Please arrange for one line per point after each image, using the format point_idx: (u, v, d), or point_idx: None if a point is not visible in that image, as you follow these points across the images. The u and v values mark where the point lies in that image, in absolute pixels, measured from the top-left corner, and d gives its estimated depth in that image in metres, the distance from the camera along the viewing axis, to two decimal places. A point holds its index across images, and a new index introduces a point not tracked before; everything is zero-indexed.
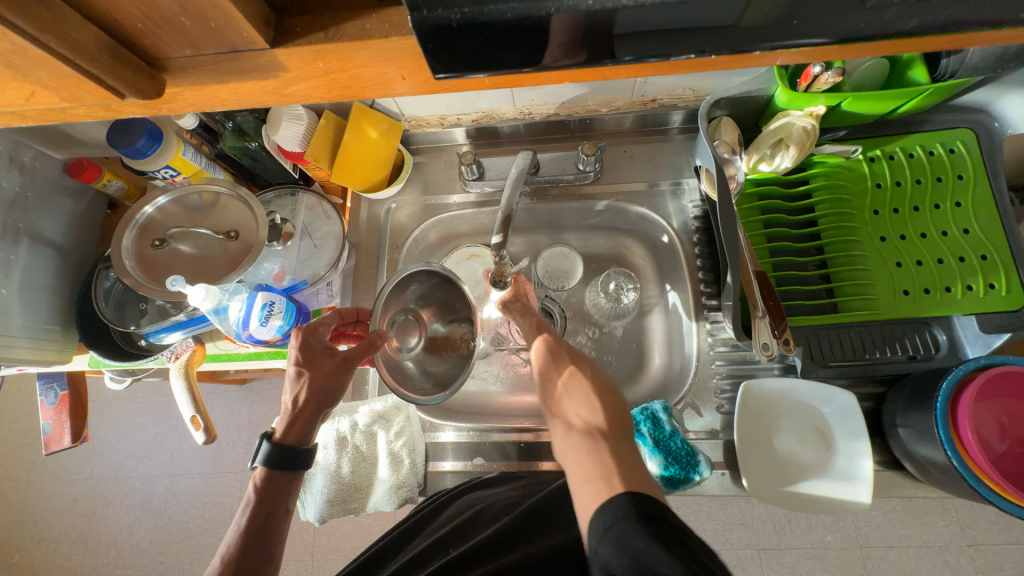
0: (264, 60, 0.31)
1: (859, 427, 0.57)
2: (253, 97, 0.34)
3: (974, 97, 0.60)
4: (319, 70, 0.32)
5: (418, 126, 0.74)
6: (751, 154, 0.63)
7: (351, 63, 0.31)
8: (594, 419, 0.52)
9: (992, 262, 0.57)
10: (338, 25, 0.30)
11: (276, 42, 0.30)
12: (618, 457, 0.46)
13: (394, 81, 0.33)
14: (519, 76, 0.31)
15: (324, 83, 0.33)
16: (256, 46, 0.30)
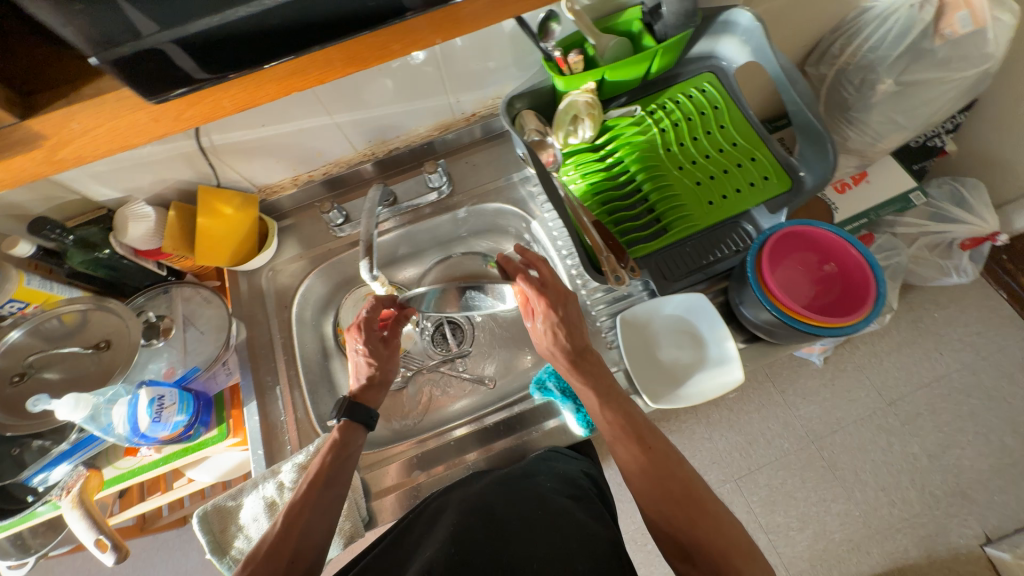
0: (20, 133, 0.35)
1: (711, 313, 0.64)
2: (28, 171, 0.37)
3: (702, 48, 0.75)
4: (77, 132, 0.36)
5: (274, 192, 0.77)
6: (558, 133, 0.70)
7: (103, 120, 0.37)
8: (645, 481, 0.55)
9: (759, 160, 0.71)
10: (77, 91, 0.36)
11: (25, 116, 0.35)
12: (678, 504, 0.53)
13: (148, 125, 0.39)
14: (248, 91, 0.40)
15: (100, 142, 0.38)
16: (7, 122, 0.34)
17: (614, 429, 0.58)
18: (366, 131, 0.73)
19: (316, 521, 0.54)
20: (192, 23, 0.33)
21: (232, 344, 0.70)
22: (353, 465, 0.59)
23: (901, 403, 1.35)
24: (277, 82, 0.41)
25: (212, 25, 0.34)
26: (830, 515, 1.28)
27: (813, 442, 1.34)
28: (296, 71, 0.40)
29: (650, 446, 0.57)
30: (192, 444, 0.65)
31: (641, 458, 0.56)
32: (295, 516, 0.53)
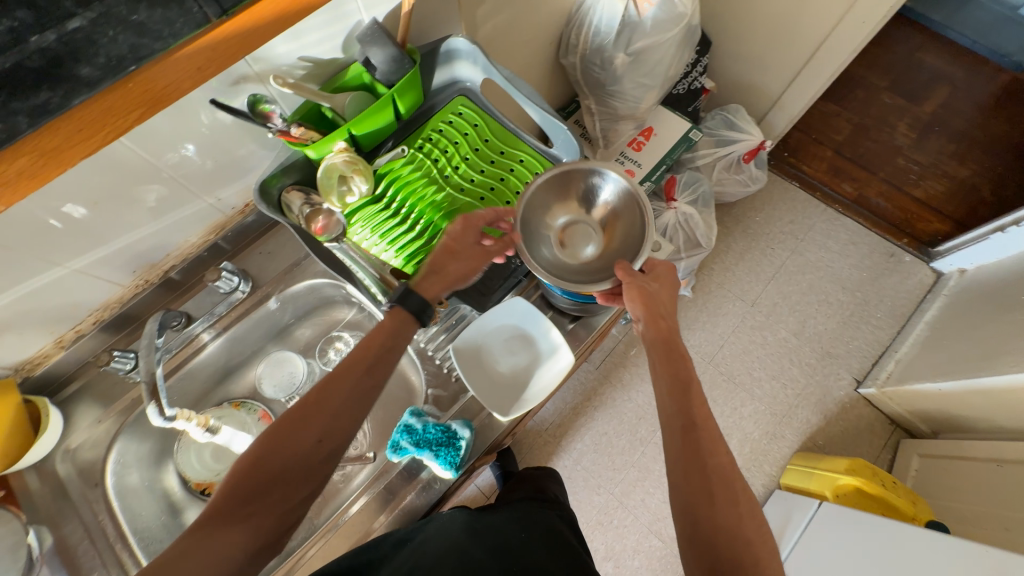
0: None
1: (525, 310, 0.68)
2: None
3: (443, 76, 0.79)
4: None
5: (39, 364, 0.66)
6: (331, 197, 0.69)
7: None
8: (693, 476, 0.47)
9: (527, 160, 0.77)
10: None
11: None
12: (732, 517, 0.45)
13: None
14: None
15: None
16: None
17: (683, 412, 0.51)
18: (123, 263, 0.66)
19: (330, 432, 0.49)
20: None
21: (37, 558, 0.59)
22: (397, 354, 0.54)
23: (760, 300, 1.55)
24: None
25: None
26: (745, 418, 1.43)
27: (710, 362, 1.49)
28: None
29: (709, 437, 0.49)
30: None
31: (705, 444, 0.49)
32: (298, 439, 0.48)
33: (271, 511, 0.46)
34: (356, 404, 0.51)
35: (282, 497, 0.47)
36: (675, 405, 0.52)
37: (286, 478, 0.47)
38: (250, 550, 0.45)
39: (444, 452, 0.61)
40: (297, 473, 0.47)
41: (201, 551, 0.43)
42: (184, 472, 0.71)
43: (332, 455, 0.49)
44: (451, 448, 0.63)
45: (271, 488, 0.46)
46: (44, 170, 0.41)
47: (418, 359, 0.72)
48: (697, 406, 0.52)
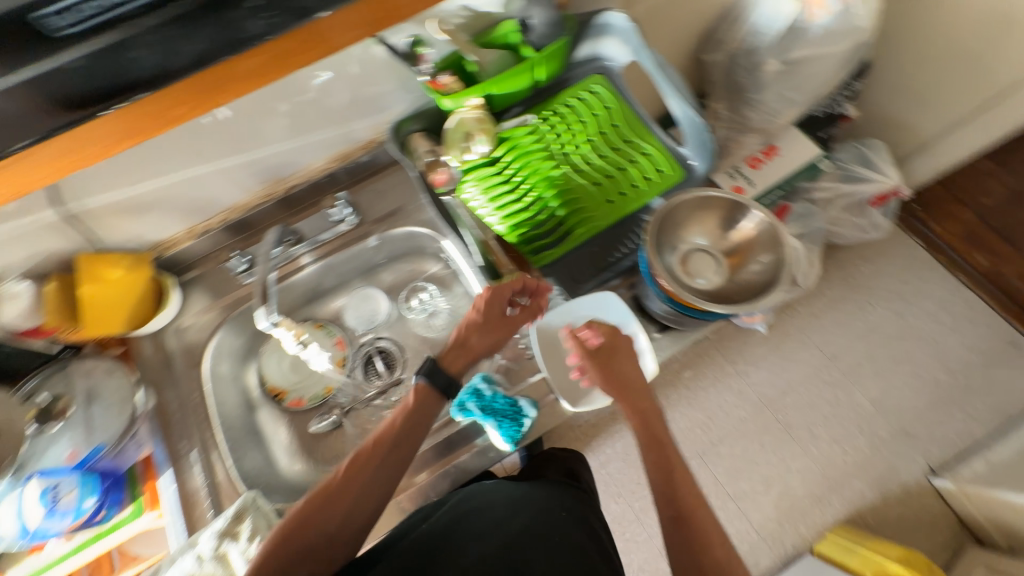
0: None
1: (617, 308, 0.66)
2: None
3: (587, 50, 0.76)
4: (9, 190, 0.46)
5: (170, 247, 0.73)
6: (451, 153, 0.68)
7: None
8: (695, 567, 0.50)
9: (653, 155, 0.73)
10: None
11: None
12: None
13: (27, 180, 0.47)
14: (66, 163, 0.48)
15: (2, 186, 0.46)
16: None
17: (685, 503, 0.53)
18: (257, 172, 0.71)
19: (350, 517, 0.53)
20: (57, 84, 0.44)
21: (140, 415, 0.65)
22: (422, 432, 0.57)
23: (842, 357, 1.42)
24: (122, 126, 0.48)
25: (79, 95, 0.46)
26: (792, 475, 1.33)
27: (768, 407, 1.39)
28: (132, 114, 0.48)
29: (694, 531, 0.51)
30: (105, 526, 0.61)
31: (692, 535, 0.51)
32: (298, 536, 0.51)
33: (312, 566, 0.51)
34: (392, 466, 0.55)
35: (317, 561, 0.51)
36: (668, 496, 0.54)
37: (316, 553, 0.51)
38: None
39: (506, 424, 0.62)
40: (337, 529, 0.52)
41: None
42: (265, 374, 0.77)
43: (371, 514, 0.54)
44: (513, 422, 0.63)
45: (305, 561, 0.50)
46: (279, 69, 0.50)
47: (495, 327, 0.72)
48: (689, 493, 0.54)
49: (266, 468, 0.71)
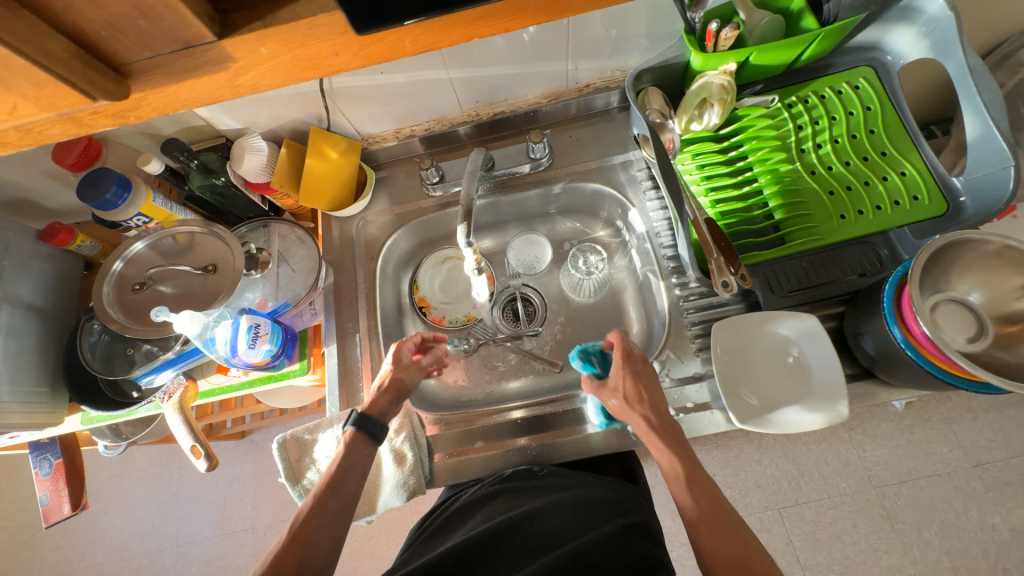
0: (214, 54, 0.28)
1: (820, 338, 0.57)
2: (208, 96, 0.30)
3: (867, 37, 0.65)
4: (263, 58, 0.29)
5: (376, 143, 0.78)
6: (681, 117, 0.65)
7: (286, 47, 0.28)
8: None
9: (912, 176, 0.62)
10: (274, 11, 0.27)
11: (223, 35, 0.27)
12: None
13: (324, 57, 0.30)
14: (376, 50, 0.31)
15: (268, 71, 0.30)
16: (205, 41, 0.27)
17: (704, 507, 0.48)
18: (476, 91, 0.71)
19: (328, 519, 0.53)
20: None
21: (320, 286, 0.72)
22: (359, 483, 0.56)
23: (1006, 484, 1.00)
24: (462, 28, 0.31)
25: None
26: (880, 568, 1.00)
27: (874, 487, 1.04)
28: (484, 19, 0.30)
29: (722, 519, 0.47)
30: (276, 372, 0.69)
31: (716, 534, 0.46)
32: (303, 526, 0.51)
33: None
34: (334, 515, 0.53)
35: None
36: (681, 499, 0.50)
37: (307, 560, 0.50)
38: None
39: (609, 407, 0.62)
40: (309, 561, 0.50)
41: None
42: (416, 284, 0.80)
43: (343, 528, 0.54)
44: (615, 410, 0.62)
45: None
46: None
47: (665, 314, 0.68)
48: (706, 490, 0.49)
49: None
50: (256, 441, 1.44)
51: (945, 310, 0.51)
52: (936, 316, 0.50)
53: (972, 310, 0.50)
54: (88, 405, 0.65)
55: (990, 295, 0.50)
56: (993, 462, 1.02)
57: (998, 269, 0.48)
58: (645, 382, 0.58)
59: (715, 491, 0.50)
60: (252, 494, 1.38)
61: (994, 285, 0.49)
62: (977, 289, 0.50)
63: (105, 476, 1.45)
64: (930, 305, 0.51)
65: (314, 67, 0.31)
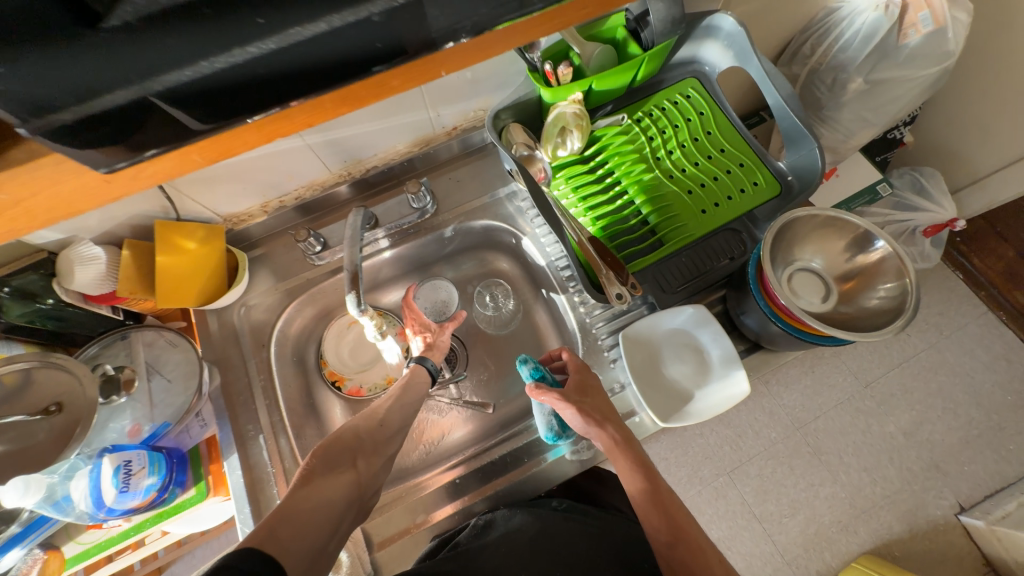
0: None
1: (717, 329, 0.62)
2: None
3: (685, 53, 0.74)
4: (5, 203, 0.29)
5: (242, 221, 0.71)
6: (546, 146, 0.68)
7: (28, 187, 0.29)
8: None
9: (748, 166, 0.71)
10: (3, 150, 0.28)
11: None
12: None
13: (72, 196, 0.30)
14: (139, 176, 0.31)
15: (23, 215, 0.31)
16: None
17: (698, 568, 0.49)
18: (340, 152, 0.68)
19: (382, 427, 0.57)
20: (107, 94, 0.25)
21: (205, 393, 0.63)
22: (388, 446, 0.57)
23: (890, 395, 1.16)
24: (257, 129, 0.32)
25: (134, 98, 0.25)
26: (819, 500, 1.09)
27: (799, 429, 1.14)
28: (271, 120, 0.31)
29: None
30: (167, 508, 0.59)
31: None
32: (348, 432, 0.54)
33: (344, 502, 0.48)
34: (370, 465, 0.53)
35: (361, 462, 0.52)
36: (668, 555, 0.51)
37: (363, 448, 0.54)
38: (350, 498, 0.49)
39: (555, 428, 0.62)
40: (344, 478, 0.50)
41: (313, 495, 0.46)
42: (324, 357, 0.74)
43: (398, 436, 0.58)
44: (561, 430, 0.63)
45: (354, 455, 0.52)
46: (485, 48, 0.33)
47: (576, 333, 0.70)
48: (693, 546, 0.51)
49: None
50: (178, 574, 1.22)
51: (799, 278, 0.58)
52: (793, 283, 0.58)
53: (820, 273, 0.58)
54: None
55: (830, 258, 0.57)
56: (877, 380, 1.17)
57: (827, 236, 0.56)
58: (597, 407, 0.58)
59: (708, 551, 0.50)
60: None
61: (832, 249, 0.57)
62: (821, 255, 0.58)
63: None
64: (788, 274, 0.58)
65: (78, 201, 0.31)
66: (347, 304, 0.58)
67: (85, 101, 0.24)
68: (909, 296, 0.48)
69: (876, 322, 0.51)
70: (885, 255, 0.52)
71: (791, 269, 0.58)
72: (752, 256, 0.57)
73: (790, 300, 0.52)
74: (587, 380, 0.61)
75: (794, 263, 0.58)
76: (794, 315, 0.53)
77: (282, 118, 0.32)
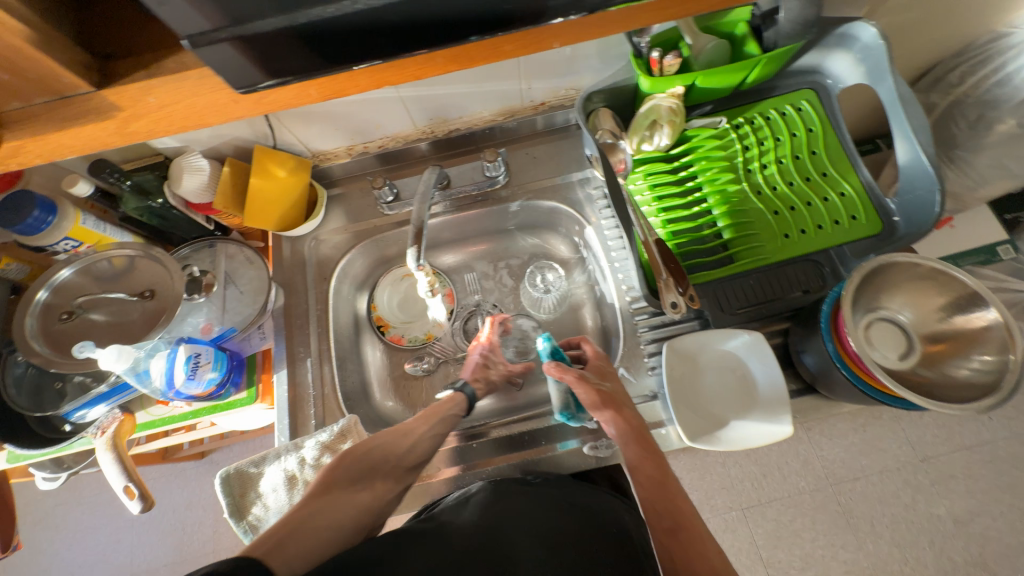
0: (97, 103, 0.29)
1: (769, 359, 0.59)
2: (102, 141, 0.30)
3: (807, 61, 0.67)
4: (152, 108, 0.29)
5: (327, 160, 0.75)
6: (632, 137, 0.66)
7: (183, 99, 0.29)
8: None
9: (849, 197, 0.65)
10: (157, 61, 0.29)
11: (102, 84, 0.28)
12: None
13: (207, 114, 0.31)
14: (254, 104, 0.31)
15: (164, 119, 0.30)
16: (82, 90, 0.28)
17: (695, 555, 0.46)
18: (429, 109, 0.70)
19: (410, 450, 0.58)
20: (260, 20, 0.26)
21: (268, 310, 0.69)
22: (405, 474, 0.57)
23: (948, 476, 1.01)
24: (372, 75, 0.33)
25: (283, 26, 0.26)
26: (835, 561, 1.03)
27: (831, 485, 1.02)
28: (389, 69, 0.32)
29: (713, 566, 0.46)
30: (221, 402, 0.66)
31: None
32: (373, 450, 0.56)
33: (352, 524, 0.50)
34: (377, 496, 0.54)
35: (378, 482, 0.55)
36: (665, 542, 0.48)
37: (381, 472, 0.55)
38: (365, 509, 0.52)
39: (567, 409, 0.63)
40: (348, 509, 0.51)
41: (325, 513, 0.49)
42: (375, 303, 0.79)
43: (421, 463, 0.58)
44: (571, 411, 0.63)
45: (370, 476, 0.54)
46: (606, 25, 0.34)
47: (620, 333, 0.68)
48: (695, 542, 0.48)
49: (361, 394, 0.73)
50: (217, 462, 1.38)
51: (878, 327, 0.53)
52: (871, 332, 0.53)
53: (906, 327, 0.52)
54: (11, 445, 0.60)
55: (923, 312, 0.51)
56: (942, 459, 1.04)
57: (924, 289, 0.50)
58: (616, 393, 0.60)
59: (708, 543, 0.48)
60: (212, 517, 1.32)
61: (927, 304, 0.51)
62: (914, 307, 0.52)
63: (50, 505, 1.36)
64: (868, 320, 0.53)
65: (209, 114, 0.31)
66: (409, 253, 0.60)
67: (246, 23, 0.26)
68: (1009, 376, 0.43)
69: (960, 395, 0.46)
70: (990, 323, 0.45)
71: (872, 316, 0.54)
72: (830, 292, 0.53)
73: (861, 350, 0.48)
74: (605, 368, 0.64)
75: (876, 310, 0.53)
76: (866, 367, 0.48)
77: (396, 68, 0.33)
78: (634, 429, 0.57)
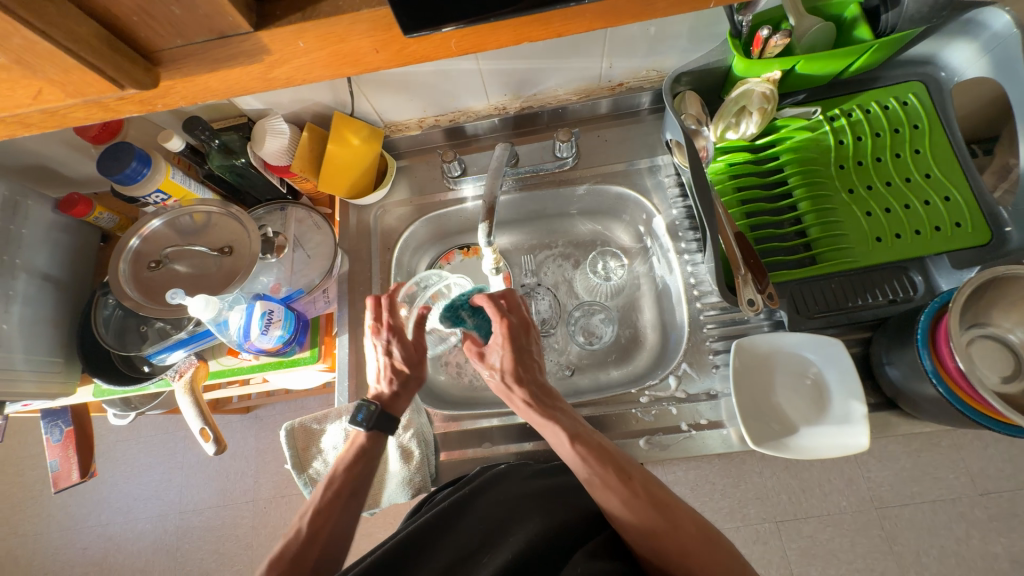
0: (250, 44, 0.29)
1: (849, 370, 0.55)
2: (241, 84, 0.32)
3: (920, 51, 0.62)
4: (299, 51, 0.30)
5: (398, 131, 0.76)
6: (717, 124, 0.63)
7: (331, 41, 0.29)
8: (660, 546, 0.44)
9: (956, 202, 0.59)
10: (313, 4, 0.28)
11: (259, 25, 0.28)
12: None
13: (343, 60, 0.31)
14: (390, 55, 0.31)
15: (303, 64, 0.31)
16: (242, 30, 0.28)
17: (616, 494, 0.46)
18: (506, 84, 0.69)
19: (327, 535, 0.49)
20: None
21: (331, 276, 0.70)
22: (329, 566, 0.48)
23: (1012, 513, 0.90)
24: (511, 30, 0.31)
25: None
26: None
27: (875, 508, 0.93)
28: (532, 21, 0.31)
29: (686, 534, 0.44)
30: (286, 359, 0.68)
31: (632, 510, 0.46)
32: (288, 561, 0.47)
33: None
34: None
35: None
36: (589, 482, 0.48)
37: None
38: None
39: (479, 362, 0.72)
40: None
41: None
42: None
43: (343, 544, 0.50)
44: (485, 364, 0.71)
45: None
46: None
47: (684, 327, 0.66)
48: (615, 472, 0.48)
49: None
50: (261, 417, 1.46)
51: (982, 344, 0.50)
52: (977, 347, 0.50)
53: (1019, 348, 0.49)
54: (100, 379, 0.65)
55: None
56: None
57: None
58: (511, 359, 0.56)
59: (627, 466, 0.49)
60: (254, 468, 1.40)
61: None
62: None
63: (112, 440, 1.49)
64: (974, 336, 0.50)
65: (347, 64, 0.32)
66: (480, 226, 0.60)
67: None
68: None
69: None
70: None
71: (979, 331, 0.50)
72: (928, 304, 0.50)
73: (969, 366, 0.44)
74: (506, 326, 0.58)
75: (983, 324, 0.50)
76: (971, 388, 0.45)
77: (540, 23, 0.31)
78: (559, 432, 0.50)
